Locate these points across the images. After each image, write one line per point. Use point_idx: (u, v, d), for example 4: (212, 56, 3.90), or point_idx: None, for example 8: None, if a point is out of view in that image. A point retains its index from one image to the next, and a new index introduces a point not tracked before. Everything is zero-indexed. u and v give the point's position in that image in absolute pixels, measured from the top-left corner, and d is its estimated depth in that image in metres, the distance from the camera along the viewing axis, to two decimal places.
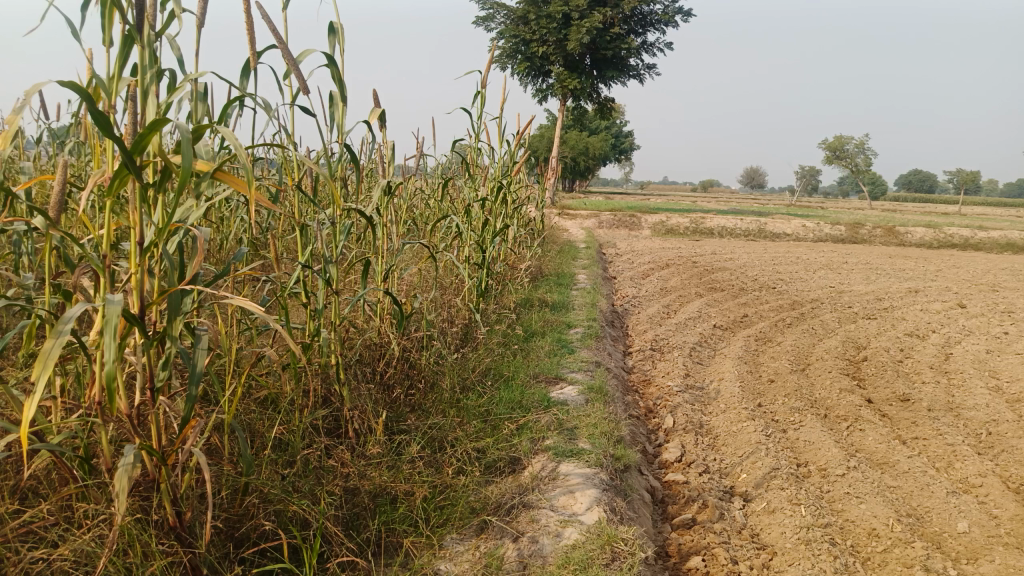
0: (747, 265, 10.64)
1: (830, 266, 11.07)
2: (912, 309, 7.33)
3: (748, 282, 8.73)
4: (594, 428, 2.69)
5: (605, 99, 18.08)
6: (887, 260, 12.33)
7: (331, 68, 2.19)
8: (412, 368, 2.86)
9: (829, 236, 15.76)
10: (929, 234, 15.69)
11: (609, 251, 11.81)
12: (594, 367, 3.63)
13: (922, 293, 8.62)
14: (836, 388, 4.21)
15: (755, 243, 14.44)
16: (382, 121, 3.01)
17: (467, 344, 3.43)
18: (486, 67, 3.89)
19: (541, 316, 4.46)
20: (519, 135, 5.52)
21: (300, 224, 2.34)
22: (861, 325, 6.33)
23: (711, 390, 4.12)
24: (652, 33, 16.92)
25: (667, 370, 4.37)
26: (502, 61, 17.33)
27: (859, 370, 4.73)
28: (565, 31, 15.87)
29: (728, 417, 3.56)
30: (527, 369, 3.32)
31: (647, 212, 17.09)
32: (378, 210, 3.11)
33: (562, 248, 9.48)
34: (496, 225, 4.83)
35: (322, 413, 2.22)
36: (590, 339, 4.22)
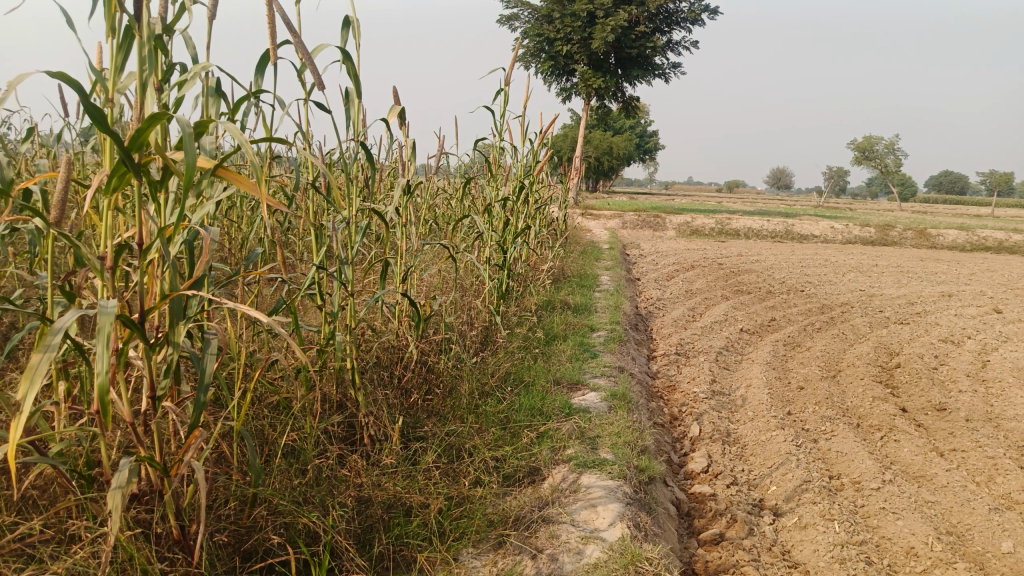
0: (774, 267, 10.45)
1: (860, 269, 10.83)
2: (946, 314, 7.12)
3: (775, 285, 8.56)
4: (617, 436, 2.60)
5: (630, 98, 17.92)
6: (918, 263, 12.05)
7: (347, 63, 2.12)
8: (430, 373, 2.79)
9: (858, 238, 15.47)
10: (962, 237, 15.33)
11: (633, 252, 11.68)
12: (617, 373, 3.53)
13: (957, 297, 8.39)
14: (869, 396, 4.07)
15: (782, 245, 14.21)
16: (402, 118, 2.94)
17: (487, 347, 3.35)
18: (509, 65, 3.80)
19: (563, 319, 4.37)
20: (543, 134, 5.43)
21: (315, 224, 2.27)
22: (893, 330, 6.15)
23: (738, 397, 4.00)
24: (678, 32, 16.73)
25: (693, 376, 4.26)
26: (526, 60, 17.24)
27: (892, 377, 4.57)
28: (590, 30, 15.74)
29: (756, 425, 3.45)
30: (549, 374, 3.23)
31: (672, 213, 16.91)
32: (397, 210, 3.05)
33: (585, 249, 9.37)
34: (518, 226, 4.75)
35: (337, 420, 2.15)
36: (614, 343, 4.12)
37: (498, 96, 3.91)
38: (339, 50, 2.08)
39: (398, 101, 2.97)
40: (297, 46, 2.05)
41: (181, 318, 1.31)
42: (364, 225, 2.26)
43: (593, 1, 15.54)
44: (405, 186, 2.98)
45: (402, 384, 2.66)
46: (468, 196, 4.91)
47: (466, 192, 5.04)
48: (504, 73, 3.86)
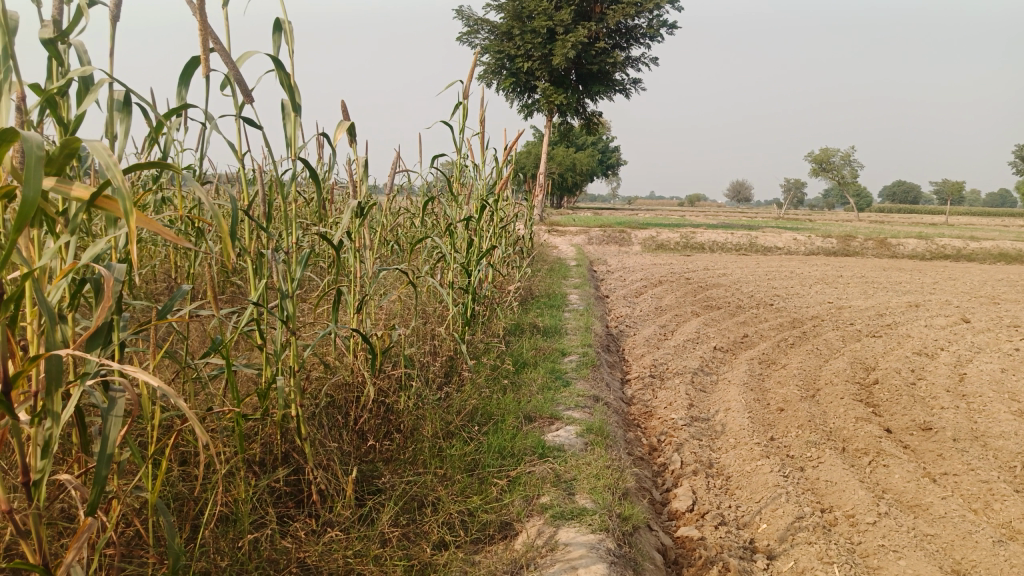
0: (741, 280, 10.40)
1: (826, 280, 10.83)
2: (916, 325, 7.06)
3: (745, 299, 8.46)
4: (596, 479, 2.37)
5: (592, 115, 17.91)
6: (882, 273, 12.11)
7: (280, 73, 1.92)
8: (389, 414, 2.54)
9: (820, 249, 15.57)
10: (922, 245, 15.51)
11: (600, 269, 11.53)
12: (592, 402, 3.32)
13: (924, 307, 8.38)
14: (851, 416, 3.91)
15: (747, 258, 14.23)
16: (351, 134, 2.71)
17: (451, 380, 3.11)
18: (467, 77, 3.58)
19: (532, 344, 4.14)
20: (506, 150, 5.22)
21: (252, 255, 2.04)
22: (867, 344, 6.05)
23: (717, 422, 3.81)
24: (638, 47, 16.77)
25: (669, 400, 4.07)
26: (487, 78, 17.12)
27: (873, 395, 4.43)
28: (550, 47, 15.66)
29: (740, 454, 3.26)
30: (519, 407, 3.00)
31: (637, 228, 16.86)
32: (350, 234, 2.81)
33: (552, 266, 9.18)
34: (482, 247, 4.53)
35: (280, 477, 1.92)
36: (586, 368, 3.91)
37: (456, 110, 3.69)
38: (271, 58, 1.87)
39: (347, 116, 2.74)
40: (222, 54, 1.83)
41: (60, 382, 1.06)
42: (308, 253, 2.04)
43: (553, 18, 15.47)
44: (357, 207, 2.74)
45: (358, 429, 2.42)
46: (429, 216, 4.67)
47: (427, 211, 4.80)
48: (462, 86, 3.64)
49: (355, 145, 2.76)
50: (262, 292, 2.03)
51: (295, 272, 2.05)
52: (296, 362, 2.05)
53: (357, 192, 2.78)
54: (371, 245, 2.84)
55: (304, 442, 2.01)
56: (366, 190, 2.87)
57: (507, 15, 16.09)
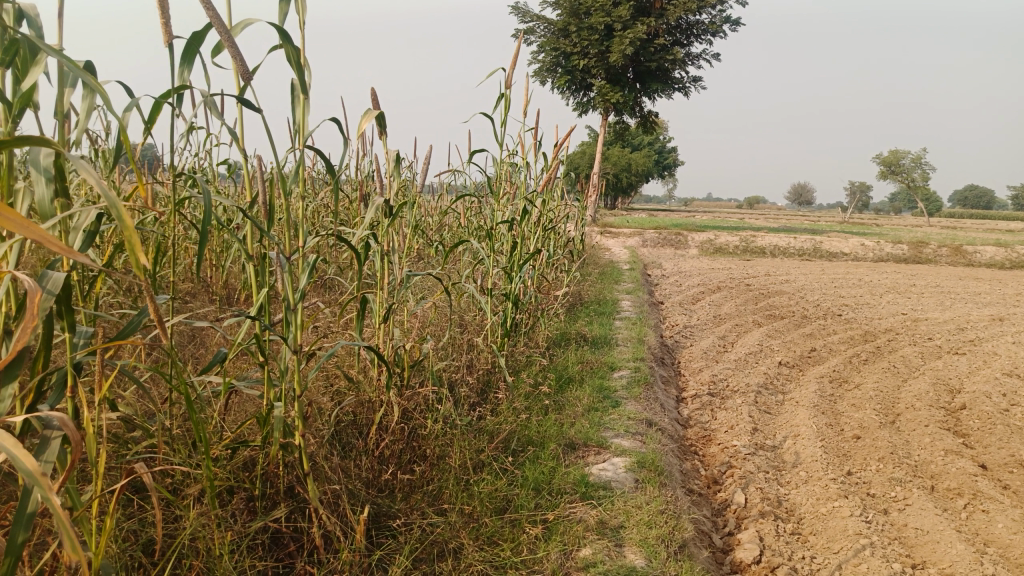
0: (806, 287, 9.85)
1: (897, 289, 10.17)
2: (1003, 341, 6.46)
3: (810, 309, 7.94)
4: (647, 528, 2.04)
5: (649, 113, 17.43)
6: (957, 282, 11.35)
7: (286, 47, 1.64)
8: (415, 438, 2.27)
9: (890, 255, 14.77)
10: (1001, 254, 14.57)
11: (654, 272, 11.11)
12: (644, 428, 2.98)
13: (1009, 321, 7.72)
14: (939, 448, 3.46)
15: (811, 263, 13.57)
16: (381, 126, 2.46)
17: (486, 400, 2.81)
18: (511, 65, 3.27)
19: (579, 358, 3.81)
20: (557, 149, 4.91)
21: (255, 257, 1.78)
22: (949, 362, 5.52)
23: (785, 451, 3.42)
24: (699, 44, 16.23)
25: (729, 424, 3.69)
26: (542, 75, 16.84)
27: (961, 423, 3.96)
28: (608, 44, 15.24)
29: (812, 491, 2.88)
30: (561, 432, 2.68)
31: (694, 230, 16.30)
32: (376, 235, 2.54)
33: (604, 270, 8.82)
34: (526, 250, 4.23)
35: (263, 524, 1.68)
36: (638, 386, 3.56)
37: (498, 102, 3.39)
38: (275, 28, 1.60)
39: (376, 106, 2.49)
40: (215, 23, 1.56)
41: None
42: (315, 257, 1.75)
43: (610, 14, 15.06)
44: (387, 204, 2.47)
45: (380, 452, 2.16)
46: (473, 217, 4.40)
47: (471, 212, 4.52)
48: (505, 75, 3.34)
49: (385, 137, 2.50)
50: (264, 302, 1.75)
51: (299, 281, 1.75)
52: (301, 386, 1.76)
53: (385, 188, 2.50)
54: (401, 248, 2.57)
55: (305, 474, 1.75)
56: (397, 188, 2.59)
57: (564, 11, 15.74)
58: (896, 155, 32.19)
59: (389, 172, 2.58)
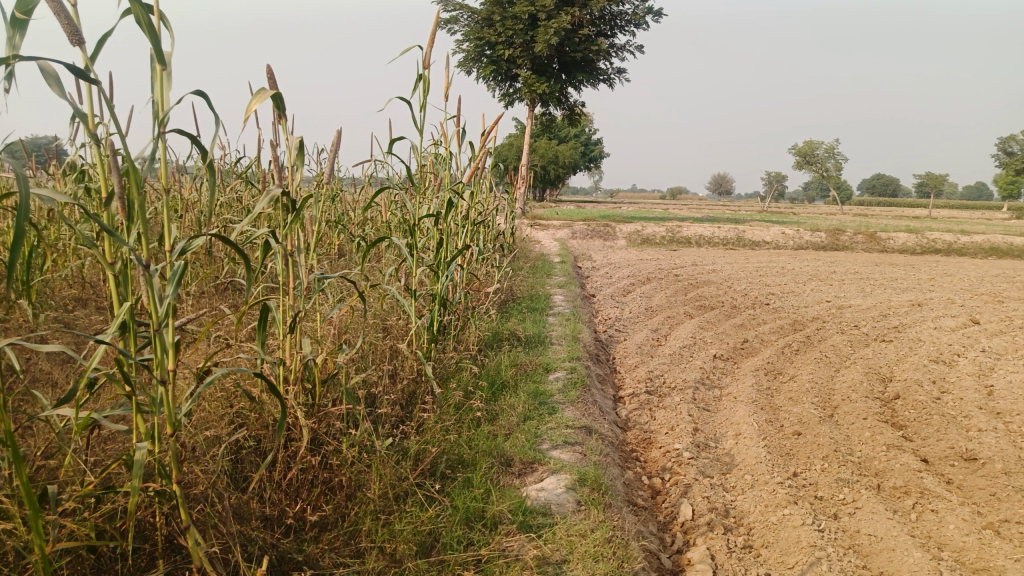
0: (733, 277, 9.91)
1: (819, 277, 10.37)
2: (925, 327, 6.57)
3: (739, 299, 7.95)
4: (591, 563, 1.82)
5: (575, 105, 17.36)
6: (874, 268, 11.66)
7: (135, 8, 1.36)
8: (324, 467, 1.99)
9: (810, 243, 15.14)
10: (913, 240, 15.12)
11: (585, 265, 11.01)
12: (583, 436, 2.77)
13: (927, 306, 7.91)
14: (880, 442, 3.38)
15: (735, 253, 13.75)
16: (278, 108, 2.19)
17: (411, 415, 2.54)
18: (429, 44, 3.00)
19: (512, 359, 3.57)
20: (484, 138, 4.65)
21: (115, 264, 1.45)
22: (878, 350, 5.54)
23: (727, 452, 3.27)
24: (623, 34, 16.21)
25: (669, 425, 3.53)
26: (467, 65, 16.54)
27: (897, 414, 3.91)
28: (532, 33, 15.04)
29: (760, 497, 2.72)
30: (495, 448, 2.44)
31: (622, 222, 16.31)
32: (277, 233, 2.25)
33: (535, 263, 8.62)
34: (451, 247, 3.96)
35: None
36: (575, 389, 3.34)
37: (417, 83, 3.11)
38: None
39: (272, 85, 2.20)
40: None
41: None
42: (184, 262, 1.43)
43: (534, 3, 14.84)
44: (288, 197, 2.17)
45: (287, 488, 1.89)
46: (394, 212, 4.09)
47: (393, 206, 4.22)
48: (424, 54, 3.06)
49: (284, 121, 2.22)
50: (128, 319, 1.44)
51: (165, 293, 1.43)
52: (177, 418, 1.46)
53: (285, 179, 2.20)
54: (306, 247, 2.28)
55: (187, 525, 1.46)
56: (302, 181, 2.30)
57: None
58: (810, 145, 33.37)
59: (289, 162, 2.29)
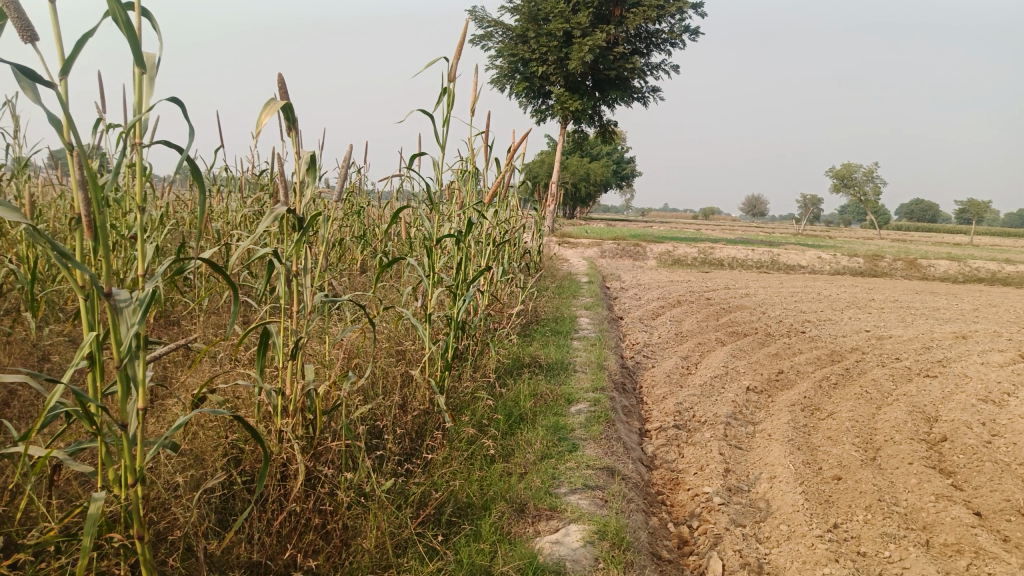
0: (767, 302, 9.61)
1: (857, 304, 10.01)
2: (971, 362, 6.24)
3: (774, 325, 7.66)
4: None
5: (608, 123, 17.18)
6: (915, 297, 11.26)
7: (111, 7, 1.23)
8: (317, 512, 1.85)
9: (846, 269, 14.74)
10: (954, 268, 14.64)
11: (614, 285, 10.78)
12: (604, 478, 2.57)
13: (972, 339, 7.55)
14: (927, 492, 3.13)
15: (769, 276, 13.41)
16: (287, 119, 2.06)
17: (419, 451, 2.37)
18: (454, 56, 2.85)
19: (533, 388, 3.39)
20: (511, 155, 4.49)
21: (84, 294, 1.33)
22: (922, 386, 5.25)
23: (760, 497, 3.04)
24: (658, 53, 16.04)
25: (698, 465, 3.30)
26: (500, 82, 16.47)
27: (946, 459, 3.64)
28: (567, 50, 14.92)
29: (796, 551, 2.50)
30: (508, 491, 2.26)
31: (653, 242, 16.03)
32: (282, 254, 2.10)
33: (562, 284, 8.43)
34: (473, 268, 3.80)
35: None
36: (598, 423, 3.14)
37: (441, 97, 2.96)
38: None
39: (282, 96, 2.06)
40: None
41: None
42: (151, 292, 1.28)
43: (569, 20, 14.74)
44: (293, 215, 2.03)
45: (275, 537, 1.77)
46: (416, 230, 3.94)
47: (414, 224, 4.07)
48: (449, 67, 2.92)
49: (293, 133, 2.09)
50: (95, 353, 1.30)
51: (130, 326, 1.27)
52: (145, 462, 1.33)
53: (291, 196, 2.06)
54: (312, 269, 2.14)
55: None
56: (312, 198, 2.16)
57: (523, 16, 15.38)
58: (847, 168, 32.79)
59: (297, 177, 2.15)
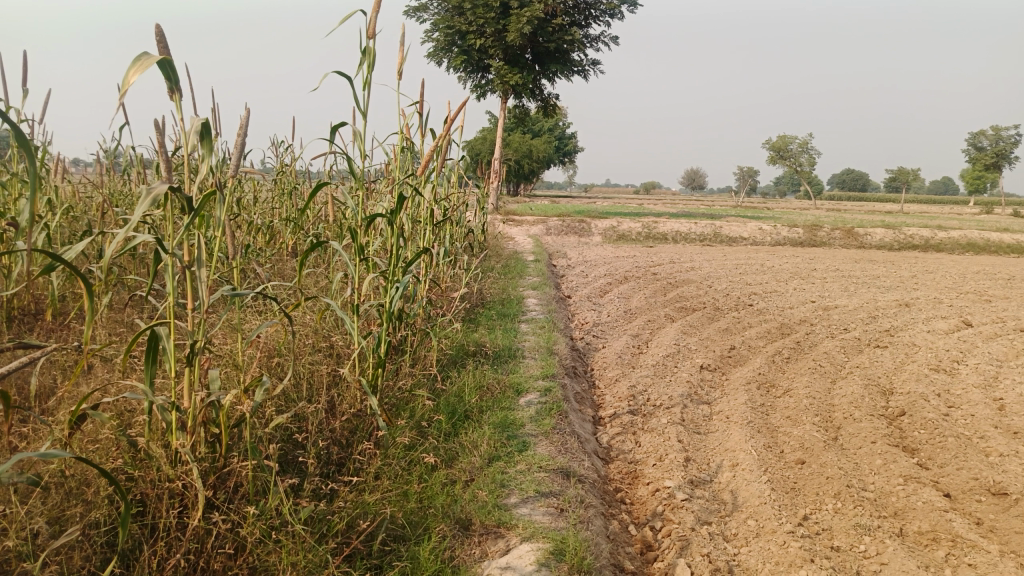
0: (712, 275, 9.53)
1: (800, 275, 10.02)
2: (917, 330, 6.22)
3: (722, 299, 7.56)
4: None
5: (549, 97, 16.90)
6: (855, 265, 11.36)
7: None
8: (215, 558, 1.57)
9: (787, 239, 14.86)
10: (890, 235, 14.91)
11: (560, 263, 10.56)
12: (559, 482, 2.32)
13: (915, 306, 7.59)
14: (895, 473, 2.99)
15: (714, 248, 13.40)
16: (169, 81, 1.72)
17: (346, 464, 2.07)
18: (373, 11, 2.53)
19: (478, 379, 3.11)
20: (448, 127, 4.17)
21: None
22: (873, 357, 5.17)
23: (724, 489, 2.85)
24: (597, 25, 15.79)
25: (657, 455, 3.09)
26: (437, 55, 15.99)
27: (908, 436, 3.51)
28: (505, 22, 14.53)
29: (766, 551, 2.31)
30: (451, 508, 1.98)
31: (597, 217, 15.87)
32: (168, 243, 1.77)
33: (507, 263, 8.16)
34: (409, 250, 3.48)
35: None
36: (550, 416, 2.89)
37: (361, 59, 2.63)
38: None
39: (162, 52, 1.72)
40: None
41: None
42: None
43: None
44: (180, 194, 1.69)
45: None
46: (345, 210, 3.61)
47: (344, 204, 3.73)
48: (368, 23, 2.58)
49: (177, 96, 1.74)
50: None
51: None
52: None
53: (174, 173, 1.73)
54: (207, 258, 1.80)
55: None
56: (204, 173, 1.82)
57: None
58: (784, 140, 33.35)
59: (187, 149, 1.81)
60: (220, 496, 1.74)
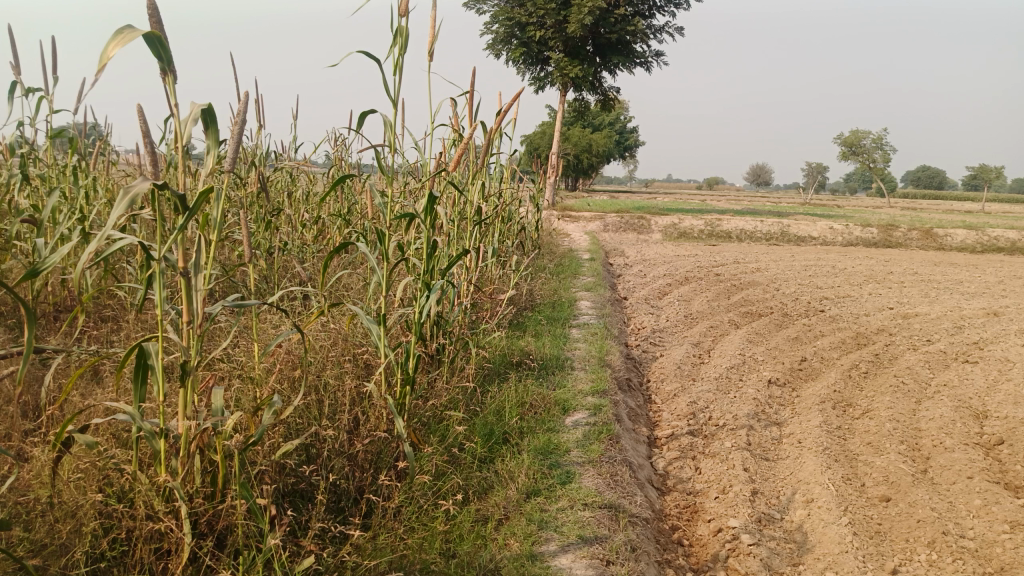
0: (780, 277, 9.03)
1: (875, 278, 9.40)
2: (1010, 343, 5.66)
3: (790, 304, 7.09)
4: None
5: (610, 90, 16.47)
6: (935, 269, 10.63)
7: None
8: None
9: (859, 239, 14.09)
10: (972, 237, 13.98)
11: (617, 261, 10.19)
12: (606, 523, 2.02)
13: (1005, 316, 6.96)
14: (998, 517, 2.59)
15: (780, 249, 12.79)
16: (159, 60, 1.49)
17: (362, 499, 1.83)
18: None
19: (521, 395, 2.83)
20: (498, 118, 3.90)
21: None
22: (962, 374, 4.68)
23: (797, 530, 2.51)
24: (661, 15, 15.27)
25: (720, 487, 2.76)
26: (496, 48, 15.73)
27: (1011, 471, 3.08)
28: (565, 13, 14.16)
29: None
30: (477, 559, 1.72)
31: (658, 214, 15.38)
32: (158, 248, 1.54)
33: (563, 262, 7.86)
34: (450, 251, 3.23)
35: None
36: (599, 441, 2.60)
37: (394, 40, 2.39)
38: None
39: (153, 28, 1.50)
40: None
41: None
42: None
43: None
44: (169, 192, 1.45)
45: None
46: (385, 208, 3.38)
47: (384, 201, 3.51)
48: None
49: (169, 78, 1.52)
50: None
51: None
52: None
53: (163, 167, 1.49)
54: (204, 264, 1.56)
55: None
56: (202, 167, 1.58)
57: None
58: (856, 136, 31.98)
59: (183, 140, 1.58)
60: (212, 540, 1.52)
